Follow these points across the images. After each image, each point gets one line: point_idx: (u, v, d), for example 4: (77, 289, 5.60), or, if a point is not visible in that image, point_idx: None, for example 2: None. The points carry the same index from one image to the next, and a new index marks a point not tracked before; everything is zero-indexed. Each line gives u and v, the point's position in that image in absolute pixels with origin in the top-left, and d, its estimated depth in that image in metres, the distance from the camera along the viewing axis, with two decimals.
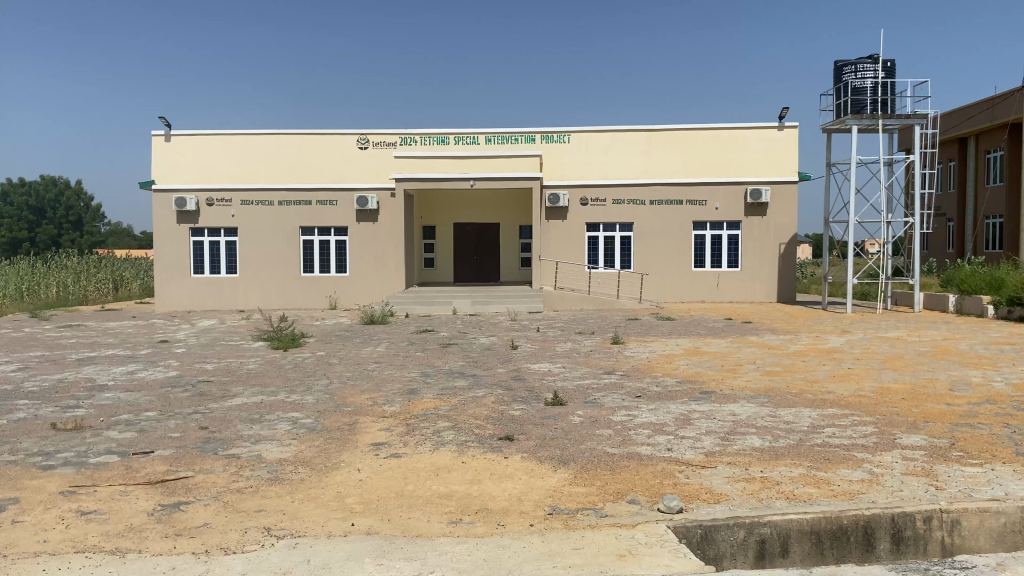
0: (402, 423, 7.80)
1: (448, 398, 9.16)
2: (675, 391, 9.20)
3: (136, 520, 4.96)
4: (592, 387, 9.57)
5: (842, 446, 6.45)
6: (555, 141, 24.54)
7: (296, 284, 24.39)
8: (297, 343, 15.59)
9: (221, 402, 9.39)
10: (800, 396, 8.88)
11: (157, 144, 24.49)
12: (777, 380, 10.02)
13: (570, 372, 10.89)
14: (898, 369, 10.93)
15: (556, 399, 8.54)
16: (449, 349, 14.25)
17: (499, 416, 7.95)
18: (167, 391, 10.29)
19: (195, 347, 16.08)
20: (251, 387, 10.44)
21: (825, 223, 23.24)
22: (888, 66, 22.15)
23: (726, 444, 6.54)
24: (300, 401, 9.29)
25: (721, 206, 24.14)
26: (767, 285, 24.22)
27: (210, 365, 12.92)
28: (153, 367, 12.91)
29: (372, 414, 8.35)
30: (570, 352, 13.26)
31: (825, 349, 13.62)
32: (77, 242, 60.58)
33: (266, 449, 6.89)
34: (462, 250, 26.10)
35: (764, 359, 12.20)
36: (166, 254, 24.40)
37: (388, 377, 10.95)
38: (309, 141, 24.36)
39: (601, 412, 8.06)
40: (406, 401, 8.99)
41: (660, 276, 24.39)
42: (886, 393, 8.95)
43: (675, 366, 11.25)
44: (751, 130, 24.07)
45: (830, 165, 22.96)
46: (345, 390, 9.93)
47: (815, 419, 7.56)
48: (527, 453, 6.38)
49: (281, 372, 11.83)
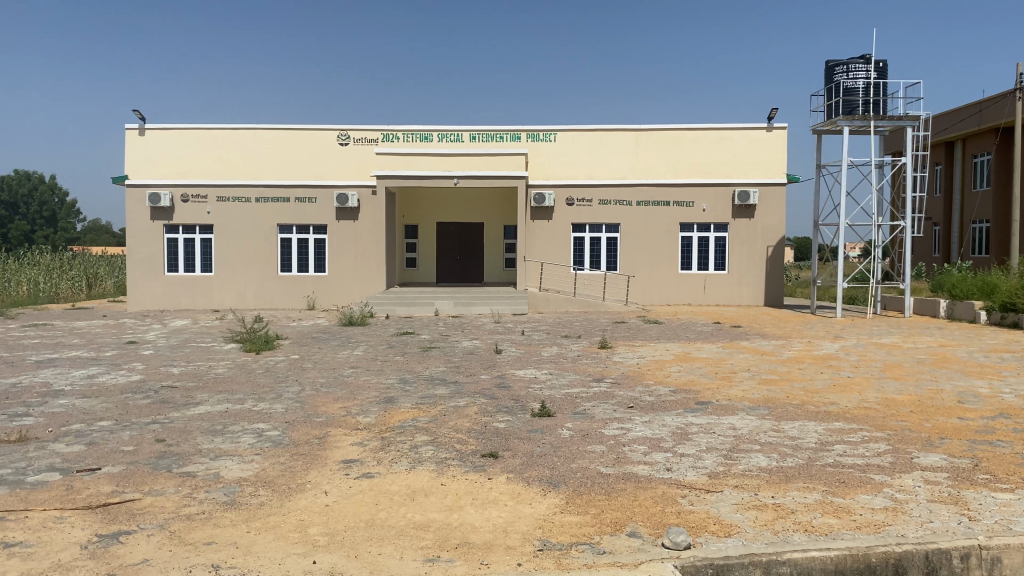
0: (377, 437, 7.19)
1: (428, 407, 8.55)
2: (669, 402, 8.65)
3: (65, 556, 4.32)
4: (580, 397, 9.00)
5: (856, 467, 5.92)
6: (541, 139, 23.97)
7: (273, 284, 23.68)
8: (271, 345, 14.91)
9: (183, 411, 8.72)
10: (802, 408, 8.36)
11: (130, 138, 23.68)
12: (776, 390, 9.50)
13: (557, 379, 10.31)
14: (899, 378, 10.45)
15: (543, 410, 7.97)
16: (430, 353, 13.64)
17: (481, 429, 7.36)
18: (127, 398, 9.60)
19: (164, 348, 15.34)
20: (217, 394, 9.77)
21: (814, 226, 22.86)
22: (880, 67, 21.80)
23: (730, 464, 5.98)
24: (268, 410, 8.65)
25: (709, 207, 23.69)
26: (755, 289, 23.80)
27: (176, 369, 12.23)
28: (115, 370, 12.19)
29: (344, 426, 7.73)
30: (556, 358, 12.68)
31: (820, 356, 13.13)
32: (52, 238, 59.24)
33: (225, 466, 6.25)
34: (445, 250, 25.49)
35: (759, 366, 11.68)
36: (139, 252, 23.61)
37: (364, 383, 10.33)
38: (288, 136, 23.65)
39: (592, 425, 7.48)
40: (381, 411, 8.38)
41: (647, 278, 23.89)
42: (893, 405, 8.44)
43: (668, 374, 10.70)
44: (740, 130, 23.60)
45: (820, 166, 22.55)
46: (317, 399, 9.29)
47: (822, 435, 7.04)
48: (512, 473, 5.79)
49: (251, 378, 11.17)
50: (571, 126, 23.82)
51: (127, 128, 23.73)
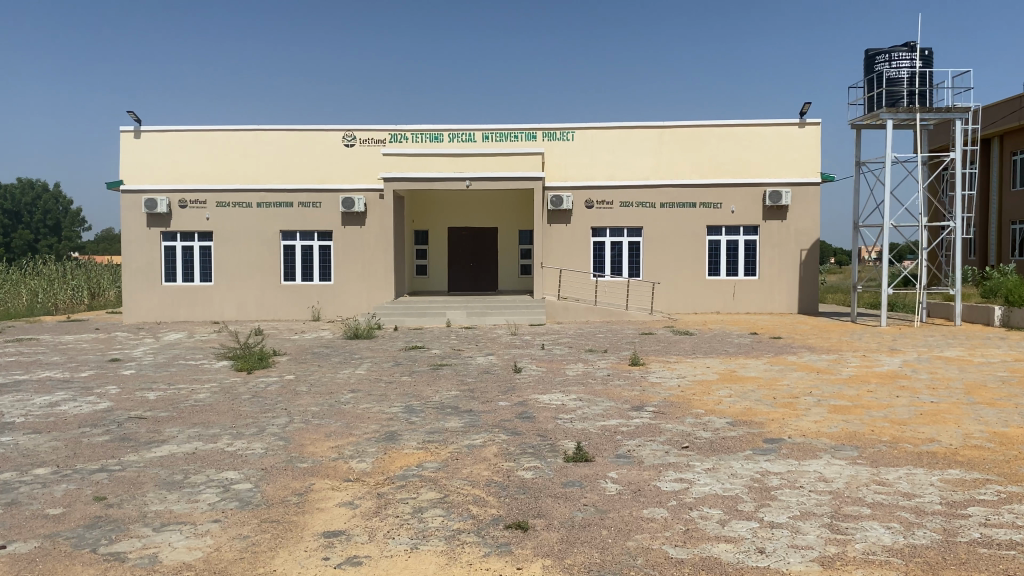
0: (372, 494, 5.69)
1: (437, 448, 7.02)
2: (732, 440, 7.10)
3: None
4: (621, 432, 7.43)
5: (1020, 548, 4.33)
6: (558, 138, 22.45)
7: (277, 293, 22.25)
8: (264, 363, 13.46)
9: (141, 452, 7.20)
10: (897, 448, 6.77)
11: (126, 141, 22.33)
12: (855, 421, 7.92)
13: (591, 408, 8.72)
14: (992, 404, 8.83)
15: (579, 453, 6.45)
16: (440, 372, 12.10)
17: (503, 481, 5.85)
18: (82, 434, 8.10)
19: (147, 368, 13.85)
20: (189, 428, 8.26)
21: (854, 228, 21.21)
22: (926, 55, 20.12)
23: (844, 543, 4.45)
24: (244, 452, 7.12)
25: (738, 209, 22.09)
26: (789, 295, 22.15)
27: (154, 394, 10.73)
28: (83, 396, 10.69)
29: (332, 476, 6.22)
30: (584, 378, 11.09)
31: (886, 374, 11.49)
32: (55, 247, 58.59)
33: (169, 544, 4.75)
34: (457, 257, 23.98)
35: (821, 388, 10.07)
36: (135, 261, 22.23)
37: (363, 413, 8.81)
38: (290, 137, 22.27)
39: (642, 476, 5.97)
40: (381, 454, 6.84)
41: (672, 285, 22.30)
42: (1009, 444, 6.83)
43: (718, 401, 9.12)
44: (772, 126, 22.03)
45: (859, 163, 20.93)
46: (305, 435, 7.76)
47: (944, 490, 5.46)
48: (547, 559, 4.28)
49: (235, 405, 9.66)
50: (590, 123, 22.30)
51: (122, 130, 22.40)
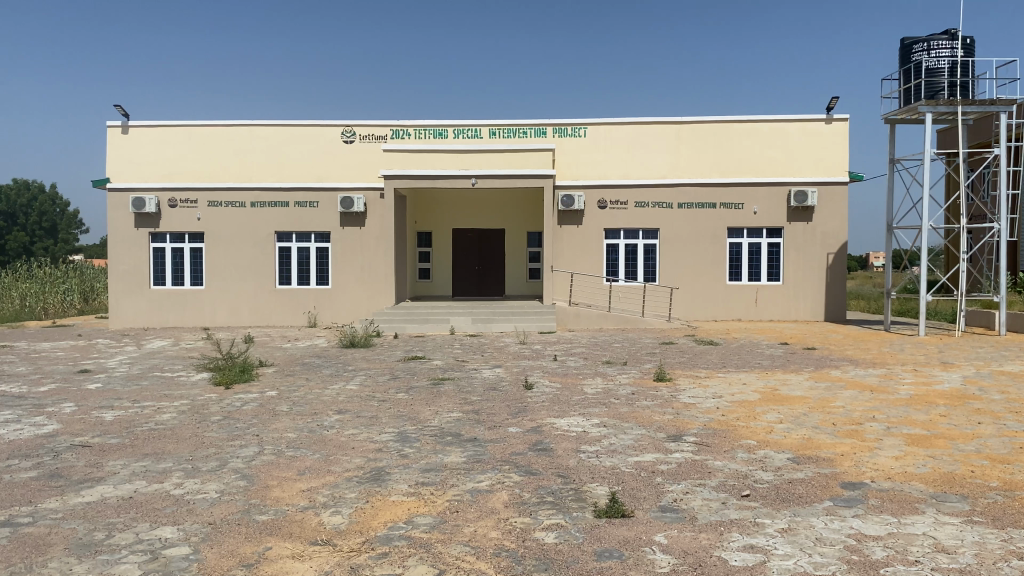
0: (342, 569, 4.25)
1: (433, 494, 5.60)
2: (804, 487, 5.64)
3: None
4: (661, 473, 6.00)
5: None
6: (569, 135, 21.05)
7: (272, 298, 20.87)
8: (246, 376, 12.06)
9: (67, 497, 5.79)
10: (1017, 499, 5.31)
11: (113, 137, 20.99)
12: (945, 458, 6.49)
13: (620, 438, 7.28)
14: None
15: (613, 506, 5.02)
16: (440, 388, 10.64)
17: (519, 551, 4.42)
18: (5, 469, 6.68)
19: (116, 381, 12.43)
20: (137, 462, 6.85)
21: (887, 230, 19.75)
22: (967, 43, 18.67)
23: None
24: (193, 498, 5.70)
25: (761, 210, 20.63)
26: (816, 302, 20.68)
27: (111, 414, 9.31)
28: (31, 416, 9.28)
29: (297, 537, 4.81)
30: (605, 398, 9.64)
31: (952, 393, 10.00)
32: (51, 251, 57.34)
33: None
34: (462, 261, 22.56)
35: (885, 411, 8.61)
36: (121, 263, 20.85)
37: (348, 442, 7.42)
38: (285, 132, 20.94)
39: (701, 541, 4.55)
40: (362, 503, 5.41)
41: (691, 291, 20.84)
42: None
43: (768, 428, 7.67)
44: (797, 122, 20.60)
45: (893, 160, 19.47)
46: (273, 473, 6.35)
47: None
48: None
49: (200, 430, 8.24)
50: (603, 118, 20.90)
51: (109, 126, 21.07)
